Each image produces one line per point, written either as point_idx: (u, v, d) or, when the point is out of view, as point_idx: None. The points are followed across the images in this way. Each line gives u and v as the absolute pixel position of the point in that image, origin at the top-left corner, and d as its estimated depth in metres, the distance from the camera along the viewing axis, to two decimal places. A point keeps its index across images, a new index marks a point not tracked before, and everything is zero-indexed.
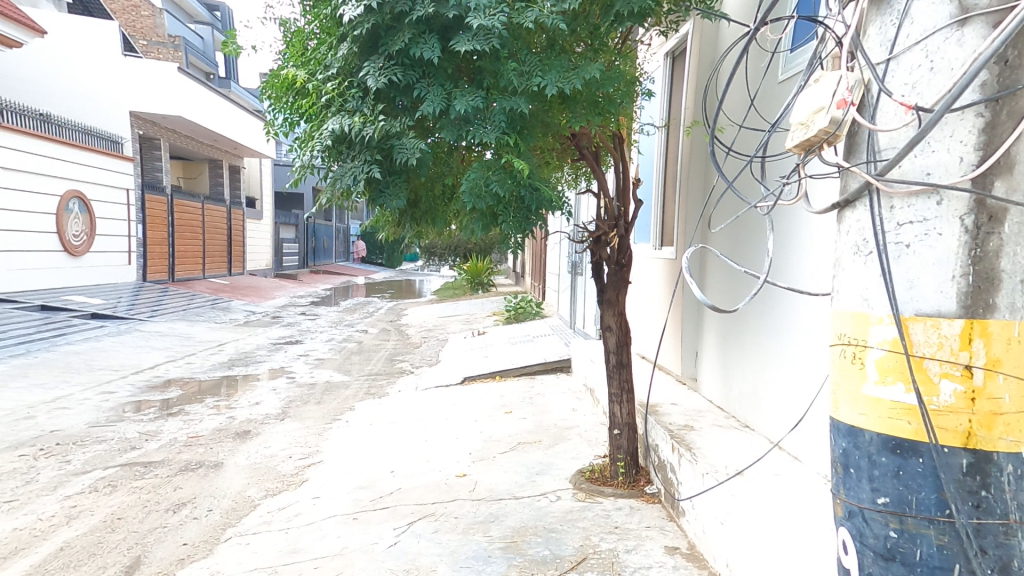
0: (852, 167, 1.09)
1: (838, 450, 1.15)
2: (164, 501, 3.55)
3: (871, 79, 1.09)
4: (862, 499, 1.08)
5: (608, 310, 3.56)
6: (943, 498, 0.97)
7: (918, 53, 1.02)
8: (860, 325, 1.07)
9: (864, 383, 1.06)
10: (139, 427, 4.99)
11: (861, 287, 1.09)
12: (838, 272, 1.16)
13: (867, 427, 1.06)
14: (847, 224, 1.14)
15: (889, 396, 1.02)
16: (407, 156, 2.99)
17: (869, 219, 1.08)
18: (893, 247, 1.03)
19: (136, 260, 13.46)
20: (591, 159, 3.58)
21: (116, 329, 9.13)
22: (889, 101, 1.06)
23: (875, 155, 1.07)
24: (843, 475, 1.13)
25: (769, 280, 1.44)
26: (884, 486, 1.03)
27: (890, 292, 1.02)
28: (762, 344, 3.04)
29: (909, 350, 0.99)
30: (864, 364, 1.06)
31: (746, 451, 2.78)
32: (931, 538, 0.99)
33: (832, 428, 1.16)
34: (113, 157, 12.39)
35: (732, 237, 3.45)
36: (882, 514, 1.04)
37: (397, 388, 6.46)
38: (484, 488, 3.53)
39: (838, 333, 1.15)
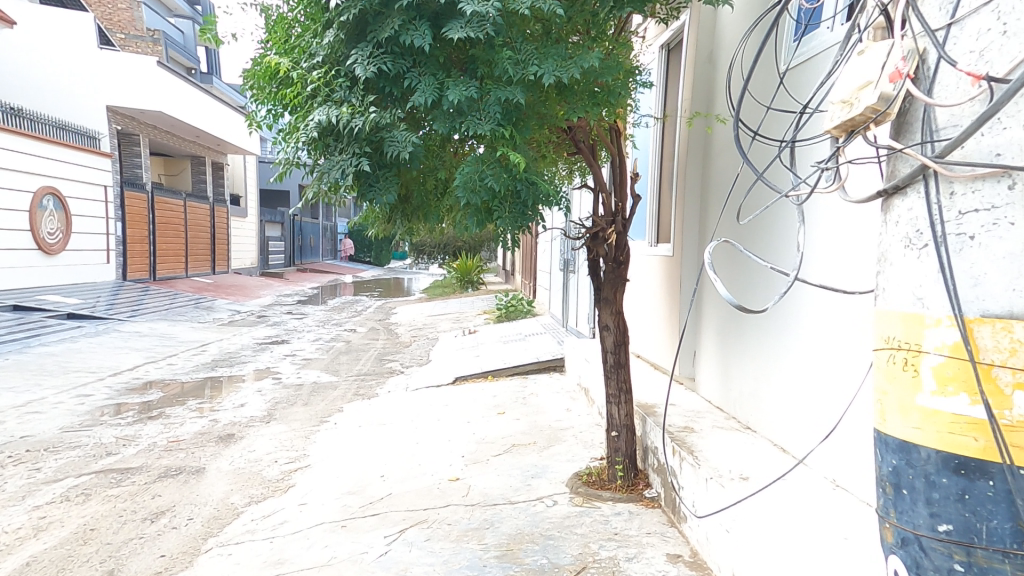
0: (906, 149, 1.03)
1: (887, 468, 1.08)
2: (141, 510, 3.39)
3: (929, 48, 1.02)
4: (918, 525, 1.01)
5: (606, 309, 3.47)
6: (1018, 528, 0.89)
7: (989, 15, 0.93)
8: (912, 327, 1.01)
9: (918, 393, 0.99)
10: (115, 431, 4.80)
11: (915, 284, 1.02)
12: (886, 269, 1.09)
13: (923, 444, 0.99)
14: (896, 214, 1.07)
15: (950, 409, 0.94)
16: (398, 149, 2.85)
17: (925, 210, 1.01)
18: (954, 239, 0.95)
19: (115, 259, 13.12)
20: (587, 153, 3.49)
21: (93, 329, 8.86)
22: (951, 71, 0.97)
23: (933, 135, 1.00)
24: (894, 497, 1.06)
25: (798, 279, 1.32)
26: (946, 512, 0.96)
27: (951, 291, 0.94)
28: (766, 344, 2.96)
29: (974, 356, 0.91)
30: (918, 371, 0.99)
31: (750, 454, 2.71)
32: (1005, 573, 0.91)
33: (880, 443, 1.09)
34: (90, 152, 12.04)
35: (736, 234, 3.38)
36: (945, 544, 0.97)
37: (387, 388, 6.33)
38: (478, 493, 3.42)
39: (886, 336, 1.07)
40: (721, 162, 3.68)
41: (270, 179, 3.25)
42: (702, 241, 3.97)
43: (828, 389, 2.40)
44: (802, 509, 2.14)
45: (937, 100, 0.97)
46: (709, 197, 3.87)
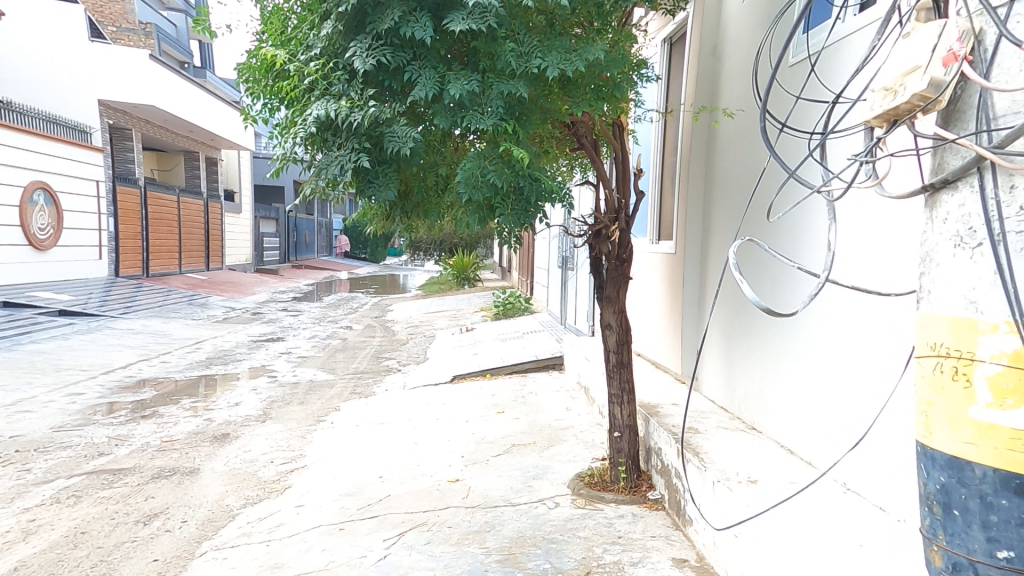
0: (960, 138, 0.98)
1: (934, 486, 1.05)
2: (134, 512, 3.31)
3: (986, 29, 0.99)
4: (973, 550, 0.98)
5: (608, 307, 3.41)
6: None
7: None
8: (964, 335, 0.97)
9: (971, 406, 0.95)
10: (108, 431, 4.71)
11: (967, 286, 0.98)
12: (932, 270, 1.06)
13: (978, 461, 0.95)
14: (945, 211, 1.04)
15: (1006, 422, 0.90)
16: (398, 145, 2.78)
17: (979, 206, 0.97)
18: (1012, 237, 0.92)
19: (107, 255, 12.97)
20: (590, 149, 3.43)
21: (85, 327, 8.73)
22: (1013, 54, 0.94)
23: (991, 123, 0.96)
24: (944, 517, 1.03)
25: (829, 279, 1.28)
26: (1004, 538, 0.93)
27: (1010, 294, 0.90)
28: (773, 343, 2.92)
29: None
30: (970, 381, 0.95)
31: (757, 456, 2.66)
32: None
33: (926, 458, 1.06)
34: (81, 147, 11.87)
35: (744, 232, 3.33)
36: (1002, 571, 0.95)
37: (384, 387, 6.26)
38: (479, 495, 3.36)
39: (931, 341, 1.04)
40: (726, 158, 3.64)
41: (265, 175, 3.16)
42: (705, 240, 3.93)
43: (839, 390, 2.36)
44: (814, 513, 2.10)
45: (998, 85, 0.93)
46: (713, 194, 3.82)
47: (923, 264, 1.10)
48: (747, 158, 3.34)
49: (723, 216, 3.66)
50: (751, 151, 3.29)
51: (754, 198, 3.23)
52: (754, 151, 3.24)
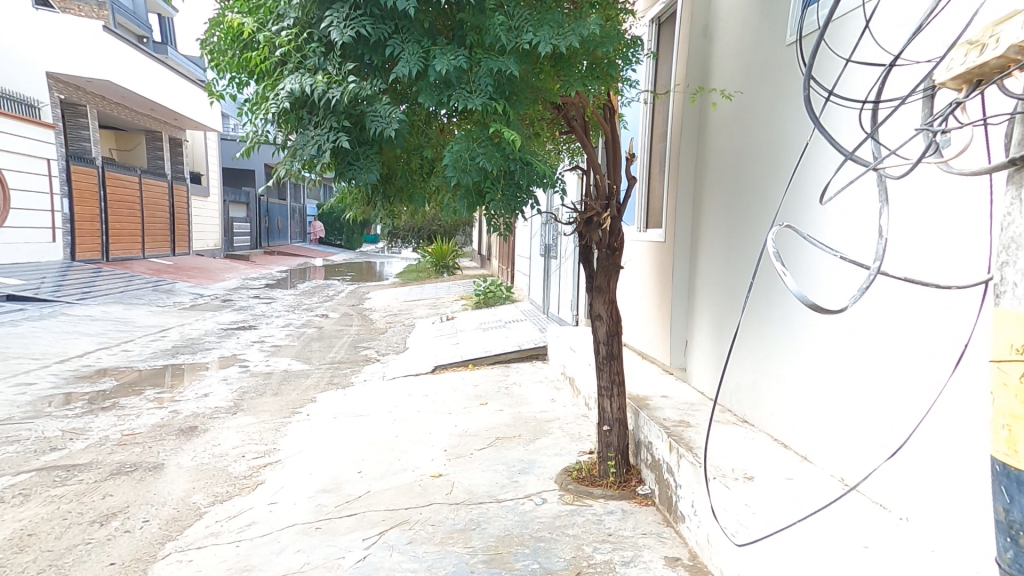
0: None
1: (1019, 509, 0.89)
2: (89, 512, 3.09)
3: None
4: None
5: (598, 298, 3.29)
6: None
7: None
8: None
9: None
10: (62, 424, 4.42)
11: None
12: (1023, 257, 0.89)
13: None
14: None
15: None
16: (380, 126, 2.57)
17: None
18: None
19: (62, 238, 12.32)
20: (581, 132, 3.27)
21: (39, 313, 8.27)
22: None
23: None
24: None
25: (880, 270, 1.22)
26: None
27: None
28: (769, 335, 2.85)
29: None
30: None
31: (752, 450, 2.60)
32: None
33: (1009, 477, 0.90)
34: (28, 122, 11.17)
35: (737, 220, 3.25)
36: None
37: (362, 377, 6.07)
38: (462, 491, 3.24)
39: (1015, 342, 0.88)
40: (717, 144, 3.53)
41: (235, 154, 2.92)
42: (695, 228, 3.84)
43: (838, 383, 2.29)
44: (814, 510, 2.02)
45: None
46: (704, 180, 3.71)
47: (1006, 252, 0.94)
48: (739, 142, 3.23)
49: (713, 203, 3.57)
50: (744, 135, 3.18)
51: (746, 185, 3.14)
52: (748, 136, 3.14)
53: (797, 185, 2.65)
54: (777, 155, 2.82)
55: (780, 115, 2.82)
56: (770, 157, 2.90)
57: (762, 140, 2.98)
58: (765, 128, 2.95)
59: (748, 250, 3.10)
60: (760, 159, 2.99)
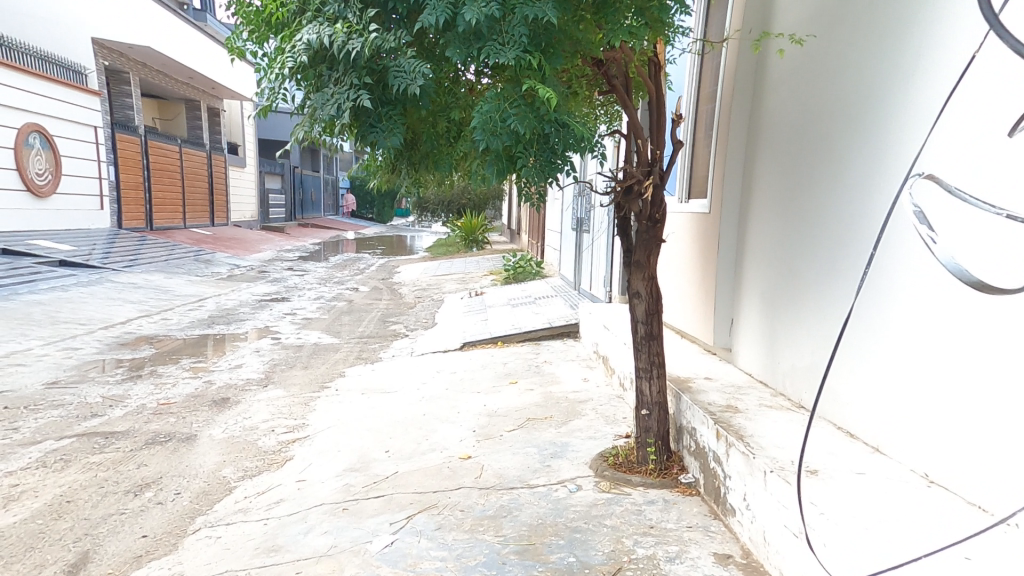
0: None
1: None
2: (125, 481, 3.03)
3: None
4: None
5: (637, 274, 3.05)
6: None
7: None
8: None
9: None
10: (102, 390, 4.47)
11: None
12: None
13: None
14: None
15: None
16: (404, 81, 2.35)
17: None
18: None
19: (109, 206, 12.65)
20: (622, 91, 2.99)
21: (86, 279, 8.50)
22: None
23: None
24: None
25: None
26: None
27: None
28: (833, 314, 2.59)
29: None
30: None
31: (814, 438, 2.34)
32: None
33: None
34: (77, 90, 11.36)
35: (796, 185, 2.94)
36: None
37: (391, 352, 6.02)
38: (492, 475, 3.11)
39: None
40: (775, 102, 3.20)
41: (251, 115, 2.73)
42: (745, 196, 3.52)
43: (924, 363, 2.02)
44: (898, 511, 1.76)
45: None
46: (758, 143, 3.39)
47: None
48: (802, 98, 2.90)
49: (768, 169, 3.25)
50: (809, 91, 2.85)
51: (809, 147, 2.82)
52: (814, 91, 2.80)
53: (875, 145, 2.34)
54: (852, 111, 2.50)
55: (857, 65, 2.48)
56: (842, 114, 2.57)
57: (833, 95, 2.65)
58: (836, 81, 2.62)
59: (809, 220, 2.80)
60: (828, 118, 2.67)
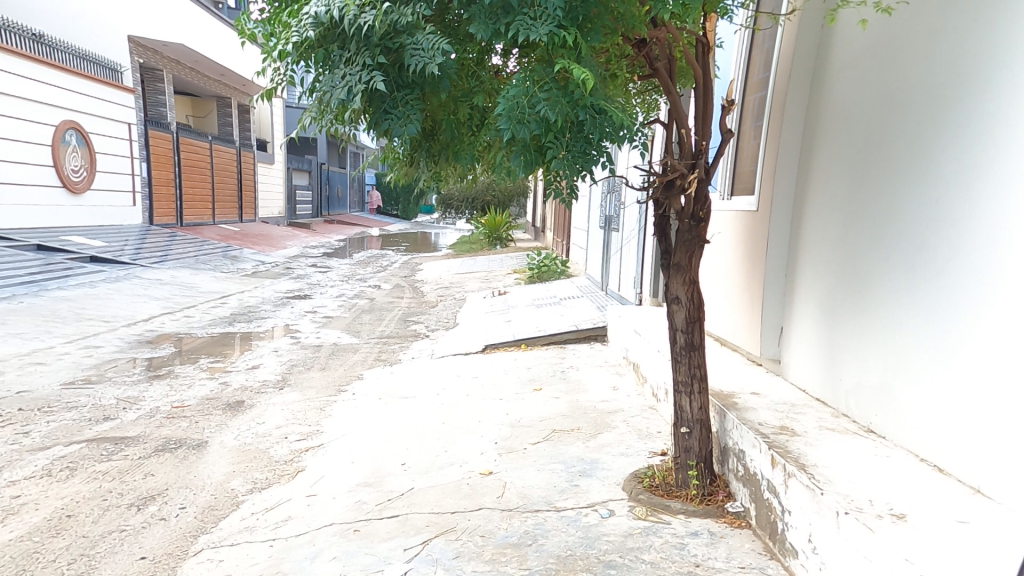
0: None
1: None
2: (129, 494, 2.87)
3: None
4: None
5: (677, 277, 2.75)
6: None
7: None
8: None
9: None
10: (118, 391, 4.37)
11: None
12: None
13: None
14: None
15: None
16: (422, 60, 2.11)
17: None
18: None
19: (142, 202, 12.84)
20: (666, 76, 2.71)
21: (115, 275, 8.56)
22: None
23: None
24: None
25: None
26: None
27: None
28: (908, 325, 2.28)
29: None
30: None
31: (891, 472, 2.02)
32: None
33: None
34: (115, 88, 11.56)
35: (863, 180, 2.62)
36: None
37: (411, 354, 5.82)
38: (516, 495, 2.85)
39: None
40: (840, 87, 2.88)
41: (255, 99, 2.50)
42: (800, 194, 3.21)
43: None
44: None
45: None
46: (816, 133, 3.07)
47: None
48: (874, 83, 2.58)
49: (827, 161, 2.94)
50: (882, 72, 2.53)
51: (881, 135, 2.51)
52: (889, 72, 2.49)
53: (969, 130, 2.02)
54: (937, 92, 2.18)
55: (946, 39, 2.16)
56: (924, 95, 2.25)
57: (913, 75, 2.33)
58: (917, 60, 2.31)
59: (879, 218, 2.49)
60: (906, 101, 2.35)
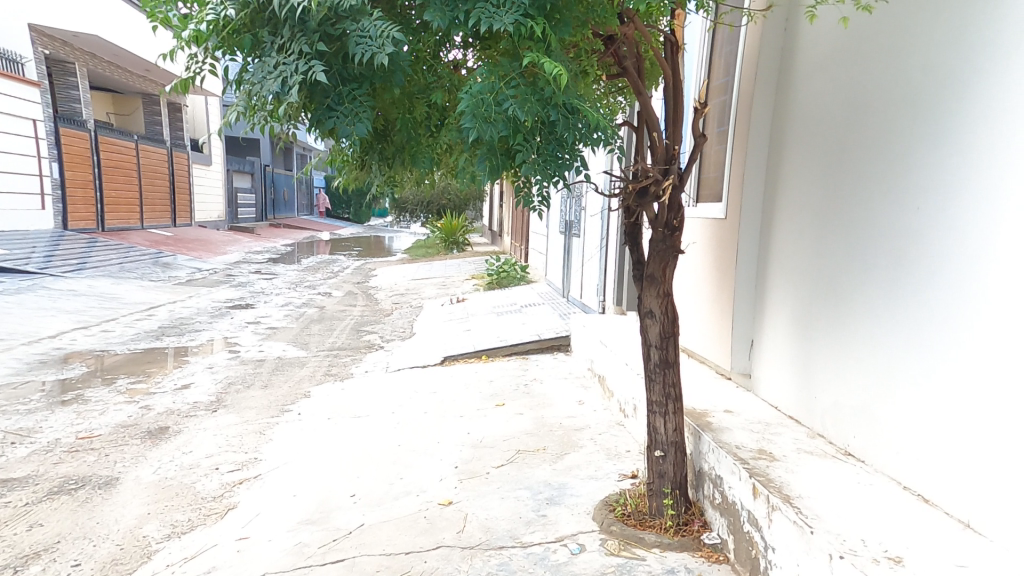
0: None
1: None
2: (6, 553, 2.44)
3: None
4: None
5: (651, 290, 2.57)
6: None
7: None
8: None
9: None
10: (8, 423, 3.83)
11: None
12: None
13: None
14: None
15: None
16: (368, 50, 1.83)
17: None
18: None
19: (52, 205, 11.73)
20: (635, 75, 2.55)
21: (18, 286, 7.71)
22: None
23: None
24: None
25: None
26: None
27: None
28: (888, 340, 2.19)
29: None
30: None
31: (878, 504, 1.90)
32: None
33: None
34: (13, 80, 10.45)
35: (835, 189, 2.54)
36: None
37: (363, 368, 5.45)
38: (478, 529, 2.59)
39: None
40: (806, 92, 2.81)
41: (167, 88, 2.13)
42: (768, 201, 3.12)
43: None
44: None
45: None
46: (783, 140, 3.00)
47: None
48: (844, 89, 2.52)
49: (797, 169, 2.86)
50: (852, 79, 2.46)
51: (854, 142, 2.43)
52: (859, 78, 2.42)
53: (950, 138, 1.94)
54: (914, 97, 2.11)
55: (921, 43, 2.09)
56: (900, 101, 2.18)
57: (885, 81, 2.26)
58: (890, 67, 2.24)
59: (854, 229, 2.41)
60: (880, 107, 2.28)
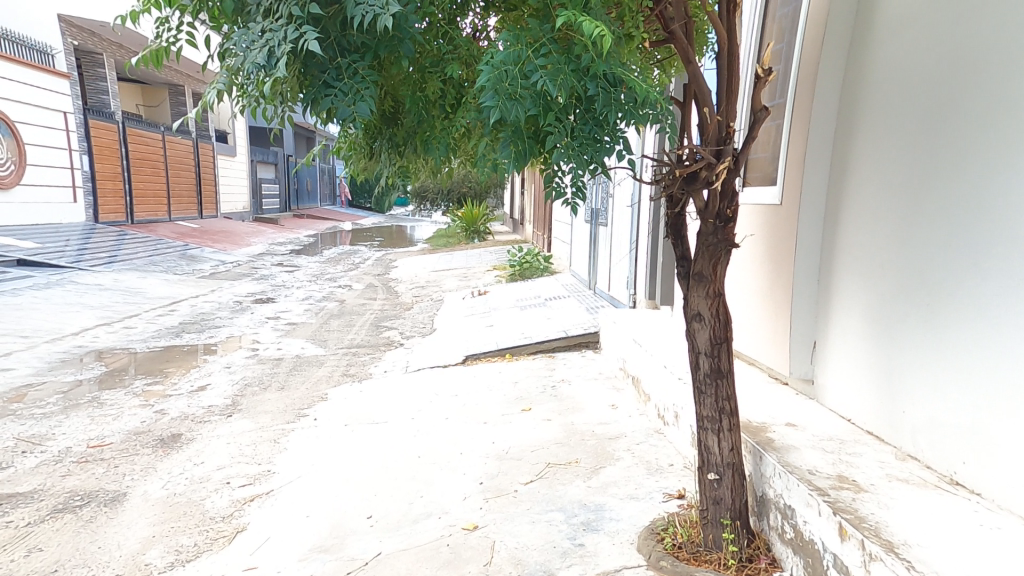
0: None
1: None
2: None
3: None
4: None
5: (698, 290, 2.22)
6: None
7: None
8: None
9: None
10: (22, 429, 3.70)
11: None
12: None
13: None
14: None
15: None
16: (369, 11, 1.51)
17: None
18: None
19: (83, 198, 11.81)
20: (684, 41, 2.16)
21: (46, 281, 7.71)
22: None
23: None
24: None
25: None
26: None
27: None
28: (999, 352, 1.81)
29: None
30: None
31: (1007, 554, 1.54)
32: None
33: None
34: (47, 73, 10.58)
35: (925, 168, 2.14)
36: None
37: (383, 367, 5.21)
38: (507, 561, 2.31)
39: None
40: (887, 54, 2.39)
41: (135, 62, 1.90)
42: (835, 184, 2.72)
43: None
44: None
45: None
46: (856, 112, 2.58)
47: None
48: (939, 49, 2.10)
49: (871, 145, 2.46)
50: (952, 36, 2.05)
51: (952, 109, 2.02)
52: (961, 34, 2.00)
53: None
54: None
55: None
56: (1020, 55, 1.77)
57: (999, 35, 1.85)
58: (1006, 18, 1.83)
59: (951, 216, 2.02)
60: (992, 66, 1.87)
